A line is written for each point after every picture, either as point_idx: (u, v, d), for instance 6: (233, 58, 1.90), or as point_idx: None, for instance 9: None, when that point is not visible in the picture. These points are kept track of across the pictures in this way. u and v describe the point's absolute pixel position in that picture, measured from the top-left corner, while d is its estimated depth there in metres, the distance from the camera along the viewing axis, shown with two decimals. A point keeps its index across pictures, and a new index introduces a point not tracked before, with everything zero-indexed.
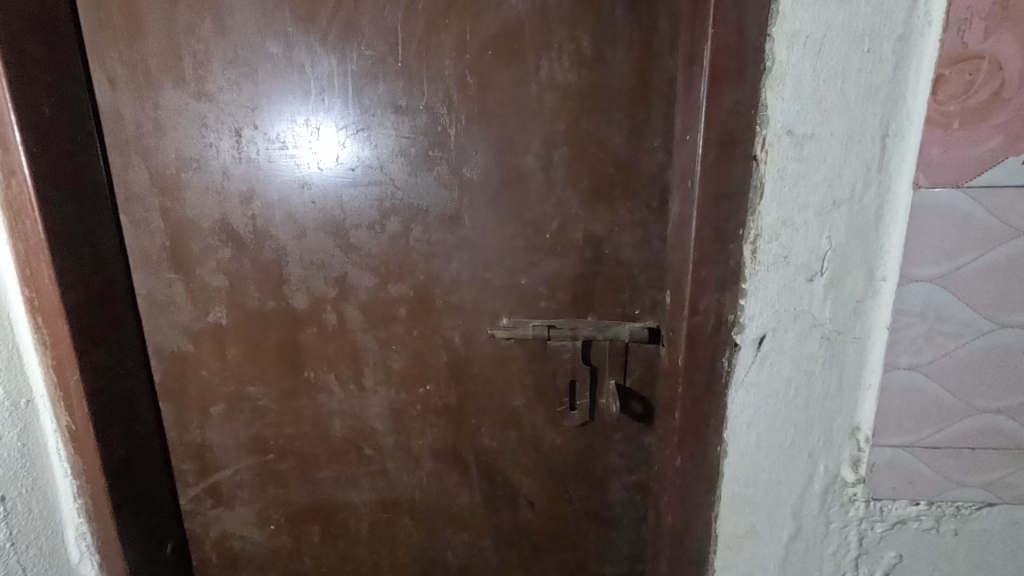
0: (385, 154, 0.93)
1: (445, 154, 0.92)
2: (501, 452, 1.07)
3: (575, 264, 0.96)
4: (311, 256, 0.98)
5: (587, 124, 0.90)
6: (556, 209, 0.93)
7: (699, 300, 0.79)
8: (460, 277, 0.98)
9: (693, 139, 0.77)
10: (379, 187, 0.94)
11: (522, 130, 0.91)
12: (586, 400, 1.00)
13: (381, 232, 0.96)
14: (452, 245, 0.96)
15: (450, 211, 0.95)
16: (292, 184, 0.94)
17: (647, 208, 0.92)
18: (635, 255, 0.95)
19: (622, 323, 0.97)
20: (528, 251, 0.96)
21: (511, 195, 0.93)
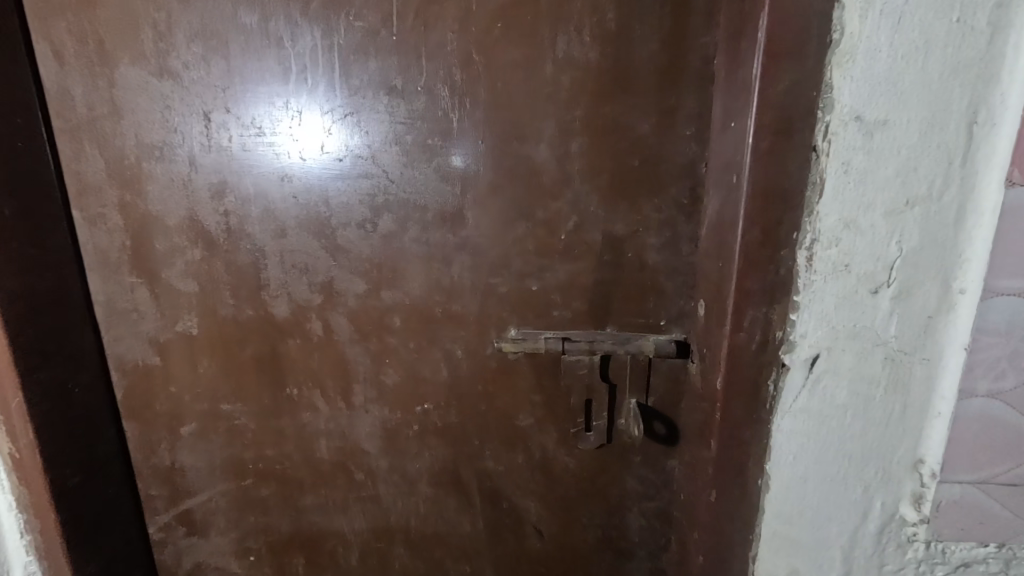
0: (377, 142, 0.80)
1: (446, 142, 0.80)
2: (507, 476, 0.96)
3: (592, 268, 0.85)
4: (293, 258, 0.86)
5: (609, 110, 0.78)
6: (572, 206, 0.82)
7: (744, 314, 0.68)
8: (462, 282, 0.86)
9: (742, 125, 0.65)
10: (369, 181, 0.82)
11: (535, 115, 0.79)
12: (602, 420, 0.90)
13: (373, 231, 0.84)
14: (453, 247, 0.85)
15: (451, 208, 0.83)
16: (270, 175, 0.82)
17: (676, 206, 0.81)
18: (662, 259, 0.83)
19: (644, 335, 0.86)
20: (540, 254, 0.84)
21: (521, 189, 0.82)
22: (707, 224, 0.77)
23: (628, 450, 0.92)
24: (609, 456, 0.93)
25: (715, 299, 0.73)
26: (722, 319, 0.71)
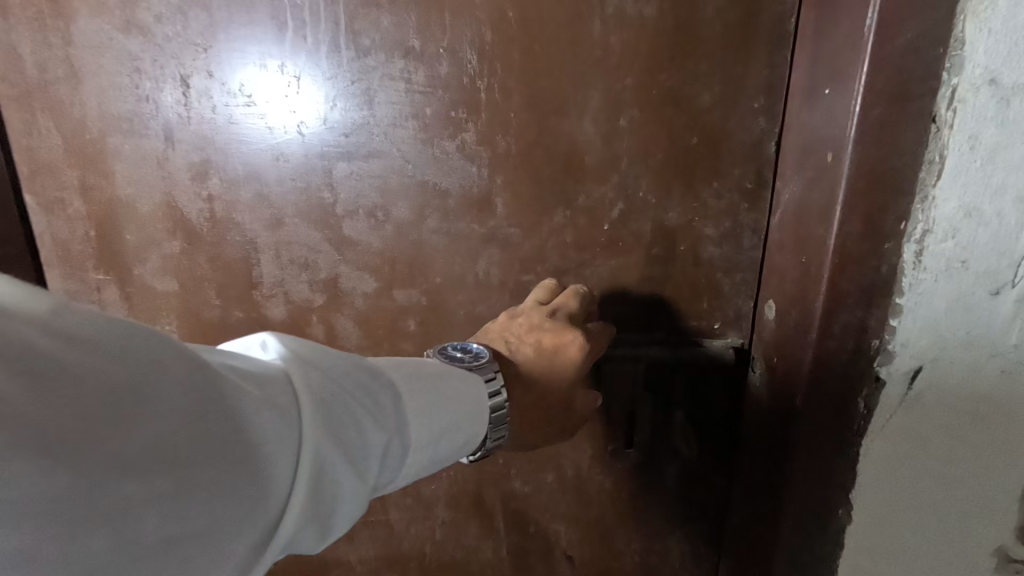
0: (390, 114, 0.68)
1: (473, 116, 0.68)
2: (535, 497, 0.86)
3: (639, 263, 0.74)
4: (290, 252, 0.73)
5: (666, 78, 0.66)
6: (619, 192, 0.71)
7: (834, 317, 0.57)
8: (490, 279, 0.75)
9: (845, 87, 0.54)
10: (380, 161, 0.69)
11: (579, 83, 0.67)
12: (645, 435, 0.81)
13: (384, 220, 0.72)
14: (479, 239, 0.73)
15: (478, 193, 0.71)
16: (263, 154, 0.69)
17: (740, 191, 0.70)
18: (720, 254, 0.72)
19: (696, 340, 0.75)
20: (580, 247, 0.73)
21: (560, 172, 0.70)
22: (778, 211, 0.67)
23: (675, 470, 0.81)
24: (652, 476, 0.82)
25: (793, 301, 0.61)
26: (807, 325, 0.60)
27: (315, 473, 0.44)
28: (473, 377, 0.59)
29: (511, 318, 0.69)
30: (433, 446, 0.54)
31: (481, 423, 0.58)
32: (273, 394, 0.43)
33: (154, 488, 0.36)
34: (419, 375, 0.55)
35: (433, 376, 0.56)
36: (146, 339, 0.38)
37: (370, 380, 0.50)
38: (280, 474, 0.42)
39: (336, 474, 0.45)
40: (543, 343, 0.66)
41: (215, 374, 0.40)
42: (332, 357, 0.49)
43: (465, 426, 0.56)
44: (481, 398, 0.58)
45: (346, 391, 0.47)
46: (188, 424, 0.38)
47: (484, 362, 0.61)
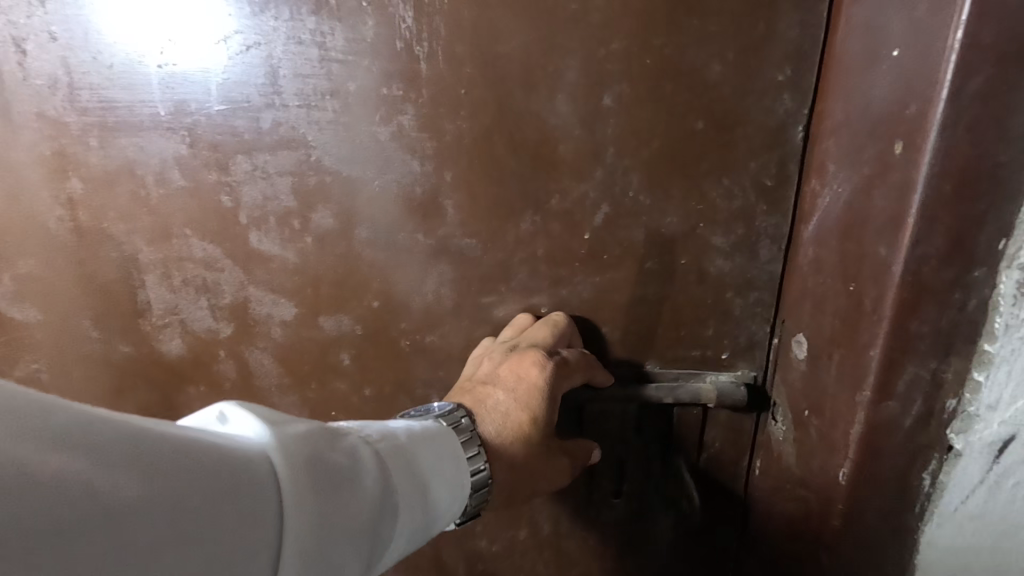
0: (302, 91, 0.51)
1: (410, 92, 0.52)
2: (505, 556, 0.72)
3: (629, 281, 0.59)
4: (182, 270, 0.57)
5: (662, 40, 0.50)
6: (603, 191, 0.55)
7: (899, 372, 0.40)
8: (442, 303, 0.59)
9: (920, 49, 0.35)
10: (291, 153, 0.53)
11: (550, 49, 0.51)
12: (636, 483, 0.66)
13: (303, 230, 0.56)
14: (426, 252, 0.57)
15: (422, 195, 0.55)
16: (134, 144, 0.52)
17: (756, 188, 0.54)
18: (729, 268, 0.57)
19: (701, 373, 0.61)
20: (554, 262, 0.58)
21: (527, 166, 0.54)
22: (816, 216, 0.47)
23: (673, 527, 0.67)
24: (645, 533, 0.68)
25: (838, 340, 0.44)
26: (848, 383, 0.42)
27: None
28: (452, 437, 0.47)
29: (476, 364, 0.58)
30: (426, 532, 0.42)
31: (467, 488, 0.46)
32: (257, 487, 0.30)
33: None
34: (409, 441, 0.43)
35: (423, 442, 0.43)
36: (83, 432, 0.26)
37: (354, 448, 0.37)
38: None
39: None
40: (506, 381, 0.54)
41: (172, 467, 0.28)
42: (322, 428, 0.36)
43: (451, 507, 0.45)
44: (463, 469, 0.46)
45: (343, 472, 0.34)
46: (141, 547, 0.26)
47: (455, 412, 0.51)
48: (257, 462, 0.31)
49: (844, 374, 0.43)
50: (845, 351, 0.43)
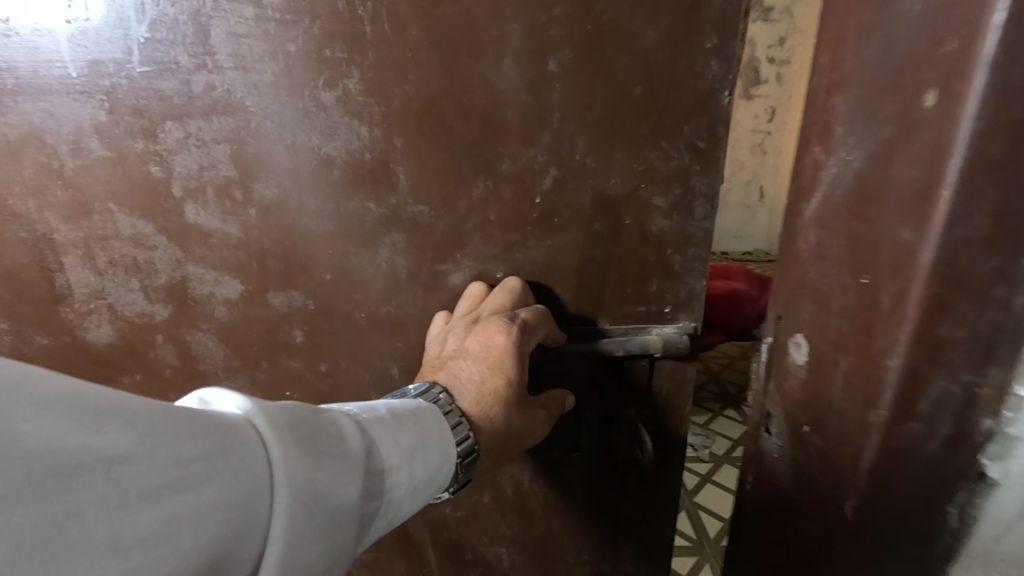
0: (237, 50, 0.48)
1: (353, 54, 0.50)
2: (470, 519, 0.74)
3: (578, 243, 0.61)
4: (106, 249, 0.53)
5: (601, 6, 0.52)
6: (551, 155, 0.57)
7: (923, 392, 0.31)
8: (397, 273, 0.59)
9: None
10: (227, 119, 0.50)
11: (494, 13, 0.51)
12: (592, 437, 0.70)
13: (244, 200, 0.53)
14: (378, 221, 0.56)
15: (371, 162, 0.54)
16: (42, 110, 0.47)
17: (690, 150, 0.58)
18: (668, 226, 0.61)
19: (648, 327, 0.65)
20: (506, 227, 0.59)
21: (477, 132, 0.55)
22: (815, 195, 0.35)
23: (626, 475, 0.72)
24: (601, 483, 0.73)
25: (846, 350, 0.34)
26: (782, 371, 0.40)
27: (301, 551, 0.33)
28: (434, 412, 0.50)
29: (440, 339, 0.59)
30: (408, 503, 0.45)
31: (450, 458, 0.49)
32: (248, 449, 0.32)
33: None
34: (389, 416, 0.45)
35: (404, 416, 0.46)
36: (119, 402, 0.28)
37: (343, 423, 0.40)
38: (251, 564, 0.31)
39: (325, 555, 0.34)
40: (473, 349, 0.56)
41: (169, 436, 0.29)
42: (304, 402, 0.38)
43: (435, 480, 0.48)
44: (449, 440, 0.49)
45: (325, 439, 0.37)
46: (142, 508, 0.27)
47: (436, 391, 0.53)
48: (247, 429, 0.33)
49: (851, 390, 0.34)
50: (857, 364, 0.34)
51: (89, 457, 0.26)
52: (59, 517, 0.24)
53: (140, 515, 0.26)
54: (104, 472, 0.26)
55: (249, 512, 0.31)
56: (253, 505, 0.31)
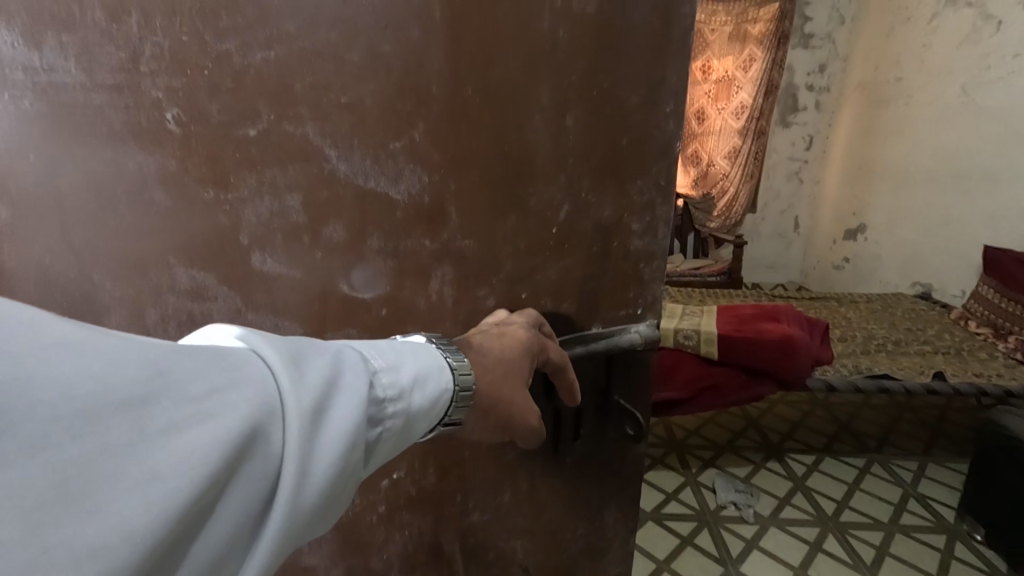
0: (316, 102, 0.47)
1: (421, 112, 0.49)
2: (496, 520, 0.75)
3: (580, 267, 0.60)
4: (169, 303, 0.51)
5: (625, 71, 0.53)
6: (565, 191, 0.56)
7: None
8: (443, 305, 0.56)
9: None
10: (304, 169, 0.49)
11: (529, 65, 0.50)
12: (588, 429, 0.74)
13: (306, 244, 0.51)
14: (431, 258, 0.54)
15: (429, 205, 0.52)
16: (103, 158, 0.46)
17: (659, 184, 0.60)
18: (645, 246, 0.62)
19: (627, 327, 0.64)
20: (529, 254, 0.57)
21: (512, 177, 0.54)
22: None
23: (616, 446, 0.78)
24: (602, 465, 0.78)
25: None
26: None
27: (316, 473, 0.30)
28: (433, 349, 0.44)
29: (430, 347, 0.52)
30: (416, 432, 0.41)
31: (447, 385, 0.42)
32: (255, 378, 0.29)
33: (127, 549, 0.23)
34: (387, 347, 0.41)
35: (402, 347, 0.42)
36: (113, 343, 0.26)
37: (340, 351, 0.36)
38: (266, 487, 0.29)
39: (341, 476, 0.32)
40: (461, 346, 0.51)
41: (178, 371, 0.27)
42: (299, 337, 0.35)
43: (437, 412, 0.42)
44: (445, 370, 0.42)
45: (328, 366, 0.34)
46: (156, 442, 0.25)
47: (449, 345, 0.46)
48: (252, 360, 0.30)
49: None
50: None
51: (106, 399, 0.24)
52: (86, 454, 0.23)
53: (161, 447, 0.25)
54: (123, 412, 0.24)
55: (258, 440, 0.28)
56: (263, 432, 0.28)
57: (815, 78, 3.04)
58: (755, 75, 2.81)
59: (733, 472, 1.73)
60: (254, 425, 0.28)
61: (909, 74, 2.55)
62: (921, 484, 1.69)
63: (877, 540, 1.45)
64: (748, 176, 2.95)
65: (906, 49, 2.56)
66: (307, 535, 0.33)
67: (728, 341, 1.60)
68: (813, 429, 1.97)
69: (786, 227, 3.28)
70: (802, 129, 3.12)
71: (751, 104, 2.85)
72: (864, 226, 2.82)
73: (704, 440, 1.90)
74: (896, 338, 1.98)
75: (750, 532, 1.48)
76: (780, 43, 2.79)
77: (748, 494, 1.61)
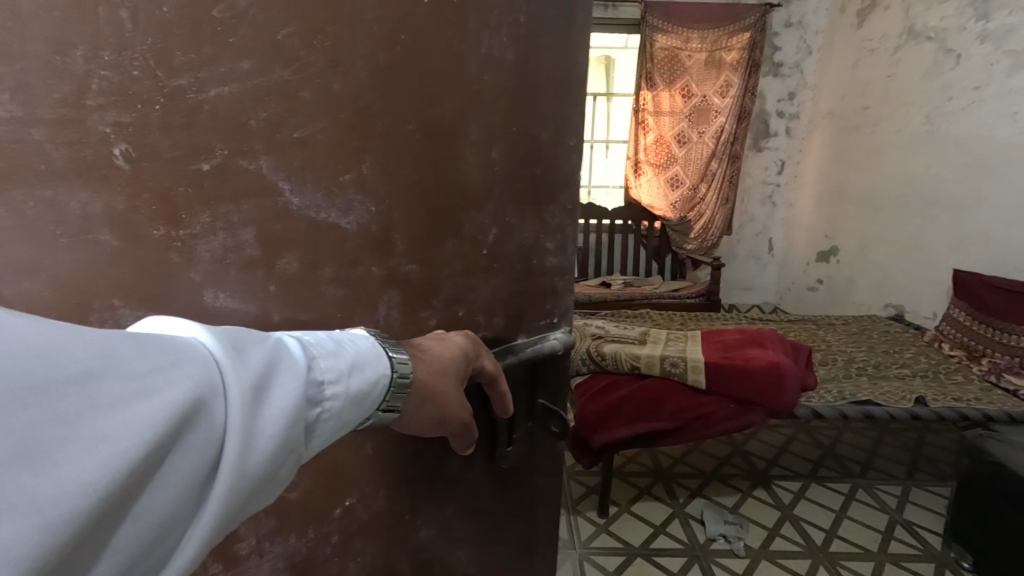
0: (268, 141, 0.47)
1: (369, 145, 0.51)
2: (446, 538, 0.68)
3: (505, 284, 0.65)
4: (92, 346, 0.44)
5: (541, 120, 0.63)
6: (493, 218, 0.62)
7: None
8: (391, 329, 0.57)
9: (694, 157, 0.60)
10: (258, 206, 0.48)
11: (460, 111, 0.56)
12: (520, 439, 0.71)
13: (241, 265, 0.48)
14: (379, 285, 0.55)
15: (377, 234, 0.54)
16: (37, 200, 0.40)
17: (567, 212, 0.69)
18: (559, 263, 0.70)
19: (547, 335, 0.70)
20: (465, 274, 0.61)
21: (447, 203, 0.58)
22: None
23: (547, 463, 0.76)
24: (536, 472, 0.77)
25: None
26: None
27: (256, 444, 0.33)
28: (375, 344, 0.45)
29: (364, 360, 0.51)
30: (358, 413, 0.42)
31: (386, 370, 0.44)
32: (195, 360, 0.32)
33: (82, 500, 0.25)
34: (328, 336, 0.43)
35: (343, 337, 0.43)
36: (61, 330, 0.28)
37: (279, 339, 0.38)
38: (209, 457, 0.31)
39: (281, 447, 0.34)
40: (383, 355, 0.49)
41: (121, 353, 0.29)
42: (239, 327, 0.38)
43: (375, 394, 0.43)
44: (383, 357, 0.44)
45: (266, 351, 0.36)
46: (104, 411, 0.27)
47: (389, 340, 0.47)
48: (193, 345, 0.33)
49: None
50: None
51: (56, 373, 0.26)
52: (37, 420, 0.25)
53: (111, 415, 0.27)
54: (72, 384, 0.26)
55: (200, 414, 0.30)
56: (204, 407, 0.31)
57: (785, 104, 3.13)
58: (733, 102, 2.90)
59: (721, 502, 1.71)
60: (195, 399, 0.30)
61: (876, 104, 2.65)
62: (914, 512, 1.67)
63: (866, 569, 1.44)
64: (723, 200, 3.04)
65: (872, 82, 2.67)
66: (251, 508, 0.35)
67: (715, 368, 1.62)
68: (799, 455, 1.97)
69: (760, 249, 3.32)
70: (773, 154, 3.20)
71: (731, 130, 2.93)
72: (836, 248, 2.90)
73: (691, 468, 1.88)
74: (876, 361, 2.00)
75: (741, 565, 1.46)
76: (750, 72, 2.92)
77: (737, 526, 1.59)
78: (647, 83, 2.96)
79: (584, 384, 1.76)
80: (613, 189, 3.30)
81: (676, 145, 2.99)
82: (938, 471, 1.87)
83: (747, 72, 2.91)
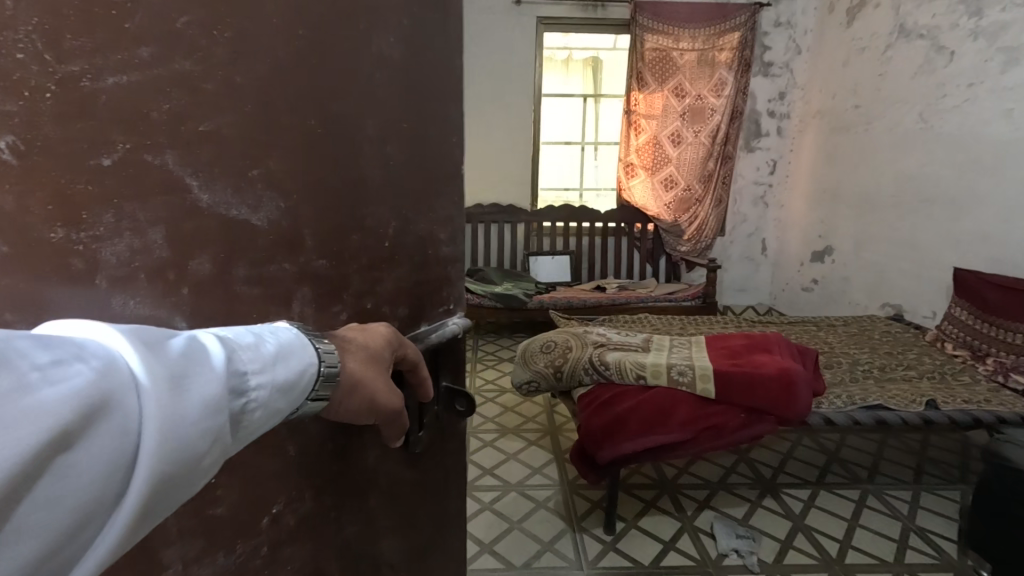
0: (172, 133, 0.42)
1: (278, 138, 0.49)
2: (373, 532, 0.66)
3: (406, 275, 0.65)
4: None
5: (427, 117, 0.65)
6: (393, 212, 0.62)
7: None
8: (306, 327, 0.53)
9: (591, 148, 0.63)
10: (166, 205, 0.43)
11: (354, 108, 0.55)
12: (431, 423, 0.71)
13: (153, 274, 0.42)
14: (293, 283, 0.52)
15: (289, 230, 0.51)
16: None
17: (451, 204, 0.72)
18: (447, 252, 0.73)
19: (445, 320, 0.73)
20: (369, 268, 0.60)
21: (351, 197, 0.57)
22: None
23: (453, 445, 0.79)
24: (451, 456, 0.79)
25: None
26: None
27: (176, 430, 0.31)
28: (301, 333, 0.43)
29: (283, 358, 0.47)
30: (291, 403, 0.40)
31: (314, 359, 0.42)
32: (100, 353, 0.30)
33: None
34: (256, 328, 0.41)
35: (271, 327, 0.42)
36: None
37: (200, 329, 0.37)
38: (124, 446, 0.29)
39: (206, 435, 0.33)
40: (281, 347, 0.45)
41: (20, 343, 0.28)
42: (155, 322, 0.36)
43: (306, 384, 0.41)
44: (310, 348, 0.42)
45: (185, 340, 0.34)
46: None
47: (317, 335, 0.45)
48: (101, 339, 0.31)
49: None
50: None
51: None
52: None
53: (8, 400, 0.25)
54: None
55: (109, 404, 0.29)
56: (112, 397, 0.29)
57: (774, 104, 3.10)
58: (727, 103, 2.88)
59: (732, 514, 1.65)
60: (100, 389, 0.29)
61: (868, 103, 2.60)
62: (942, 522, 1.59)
63: None
64: (716, 202, 3.01)
65: (862, 79, 2.62)
66: (180, 500, 0.33)
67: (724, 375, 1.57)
68: (806, 461, 1.90)
69: (754, 248, 3.28)
70: (765, 153, 3.16)
71: (725, 128, 2.92)
72: (831, 249, 2.84)
73: (697, 478, 1.83)
74: (880, 362, 1.94)
75: None
76: (742, 72, 2.90)
77: (750, 540, 1.52)
78: (637, 84, 2.93)
79: (588, 395, 1.69)
80: (603, 191, 3.27)
81: (671, 145, 2.95)
82: (953, 473, 1.80)
83: (738, 73, 2.89)
